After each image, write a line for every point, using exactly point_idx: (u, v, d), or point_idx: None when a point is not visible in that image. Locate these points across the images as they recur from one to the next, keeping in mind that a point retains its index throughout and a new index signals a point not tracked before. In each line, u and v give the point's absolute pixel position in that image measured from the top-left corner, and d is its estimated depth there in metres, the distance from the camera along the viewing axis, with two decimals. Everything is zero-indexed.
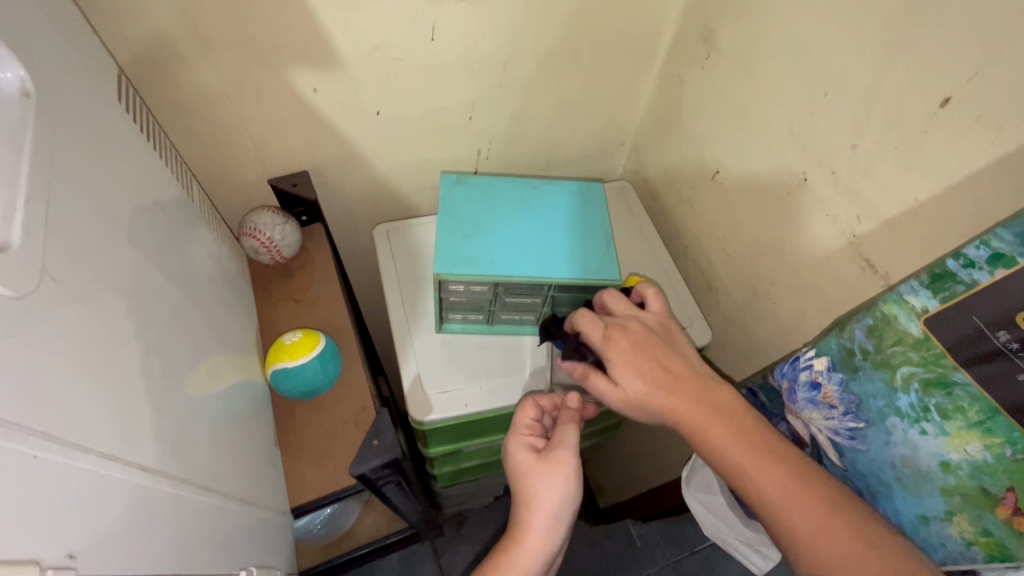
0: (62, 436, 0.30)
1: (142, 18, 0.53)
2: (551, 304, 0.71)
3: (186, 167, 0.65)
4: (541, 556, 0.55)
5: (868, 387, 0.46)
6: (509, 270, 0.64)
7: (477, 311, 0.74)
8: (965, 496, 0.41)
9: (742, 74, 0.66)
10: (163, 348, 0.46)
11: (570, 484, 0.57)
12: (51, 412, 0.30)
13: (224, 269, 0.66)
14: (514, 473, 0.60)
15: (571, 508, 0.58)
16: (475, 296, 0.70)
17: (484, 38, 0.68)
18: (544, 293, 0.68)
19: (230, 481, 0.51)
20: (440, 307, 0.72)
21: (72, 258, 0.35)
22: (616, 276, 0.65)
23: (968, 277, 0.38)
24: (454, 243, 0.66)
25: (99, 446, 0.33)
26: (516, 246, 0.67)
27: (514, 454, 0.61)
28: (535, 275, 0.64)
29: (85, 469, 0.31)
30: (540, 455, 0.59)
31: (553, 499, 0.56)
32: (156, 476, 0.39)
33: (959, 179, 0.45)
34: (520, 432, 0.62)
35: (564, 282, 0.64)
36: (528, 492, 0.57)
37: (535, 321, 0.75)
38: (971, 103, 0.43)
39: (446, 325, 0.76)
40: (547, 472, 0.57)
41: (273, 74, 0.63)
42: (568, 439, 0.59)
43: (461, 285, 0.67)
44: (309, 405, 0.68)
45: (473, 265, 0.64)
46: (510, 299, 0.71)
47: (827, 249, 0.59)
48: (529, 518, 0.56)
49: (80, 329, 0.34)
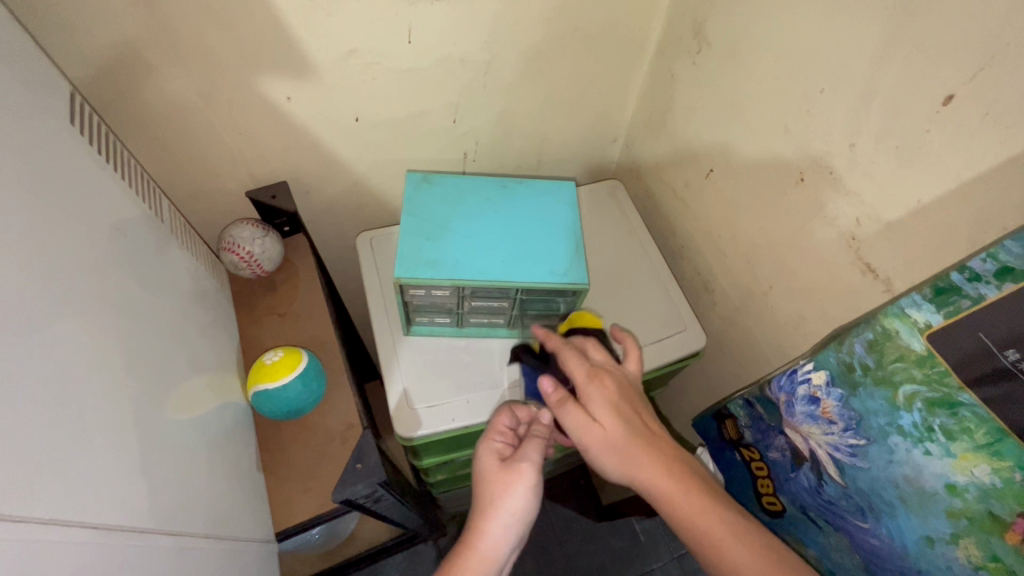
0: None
1: (99, 29, 0.50)
2: (519, 307, 0.69)
3: (155, 185, 0.63)
4: (490, 566, 0.54)
5: (869, 404, 0.44)
6: (474, 275, 0.62)
7: (445, 314, 0.73)
8: (972, 520, 0.39)
9: (735, 69, 0.63)
10: (135, 380, 0.45)
11: (528, 500, 0.56)
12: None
13: (202, 287, 0.65)
14: (477, 477, 0.59)
15: (526, 519, 0.57)
16: (439, 300, 0.68)
17: (464, 38, 0.65)
18: (510, 296, 0.67)
19: (208, 515, 0.49)
20: (405, 311, 0.70)
21: (23, 304, 0.33)
22: (585, 280, 0.63)
23: (973, 291, 0.35)
24: (417, 246, 0.64)
25: (45, 512, 0.31)
26: (482, 249, 0.64)
27: (481, 458, 0.59)
28: (502, 278, 0.62)
29: (26, 541, 0.29)
30: (503, 463, 0.57)
31: (510, 511, 0.55)
32: (118, 530, 0.37)
33: (965, 180, 0.43)
34: (492, 436, 0.60)
35: (532, 286, 0.62)
36: (487, 500, 0.56)
37: (505, 323, 0.74)
38: (975, 101, 0.41)
39: (414, 328, 0.74)
40: (507, 483, 0.56)
41: (246, 84, 0.61)
42: (534, 452, 0.57)
43: (422, 289, 0.65)
44: (295, 424, 0.66)
45: (435, 268, 0.62)
46: (476, 303, 0.69)
47: (826, 251, 0.57)
48: (484, 526, 0.55)
49: (32, 380, 0.32)
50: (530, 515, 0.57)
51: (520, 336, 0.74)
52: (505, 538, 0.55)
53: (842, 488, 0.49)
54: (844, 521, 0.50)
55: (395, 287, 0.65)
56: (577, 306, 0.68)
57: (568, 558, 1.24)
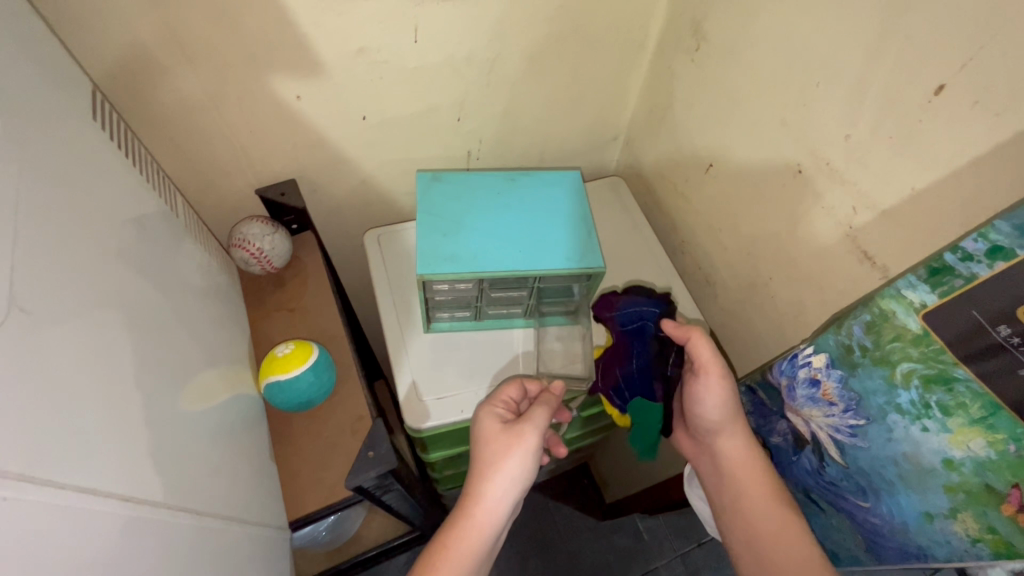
0: (29, 474, 0.29)
1: (116, 29, 0.52)
2: (536, 296, 0.71)
3: (169, 182, 0.65)
4: (484, 529, 0.55)
5: (868, 384, 0.46)
6: (494, 265, 0.63)
7: (464, 308, 0.74)
8: (969, 493, 0.40)
9: (732, 65, 0.65)
10: (151, 369, 0.46)
11: (527, 461, 0.57)
12: (27, 449, 0.30)
13: (214, 282, 0.66)
14: (476, 439, 0.60)
15: (522, 486, 0.58)
16: (460, 294, 0.70)
17: (468, 36, 0.66)
18: (528, 285, 0.68)
19: (222, 501, 0.50)
20: (426, 307, 0.72)
21: (42, 282, 0.35)
22: (600, 263, 0.64)
23: (966, 270, 0.37)
24: (435, 242, 0.65)
25: (64, 478, 0.32)
26: (497, 239, 0.66)
27: (481, 421, 0.60)
28: (522, 268, 0.63)
29: (47, 505, 0.30)
30: (504, 426, 0.59)
31: (508, 471, 0.56)
32: (137, 504, 0.38)
33: (958, 165, 0.44)
34: (494, 402, 0.62)
35: (552, 272, 0.64)
36: (487, 464, 0.57)
37: (522, 314, 0.75)
38: (964, 90, 0.42)
39: (434, 325, 0.75)
40: (510, 443, 0.57)
41: (257, 83, 0.62)
42: (539, 416, 0.59)
43: (444, 284, 0.67)
44: (305, 416, 0.68)
45: (457, 262, 0.63)
46: (495, 294, 0.70)
47: (824, 241, 0.58)
48: (483, 490, 0.56)
49: (52, 358, 0.34)
50: (527, 480, 0.58)
51: (536, 326, 0.76)
52: (502, 501, 0.56)
53: (843, 469, 0.51)
54: (846, 501, 0.52)
55: (418, 283, 0.66)
56: (594, 291, 0.69)
57: (571, 555, 1.25)
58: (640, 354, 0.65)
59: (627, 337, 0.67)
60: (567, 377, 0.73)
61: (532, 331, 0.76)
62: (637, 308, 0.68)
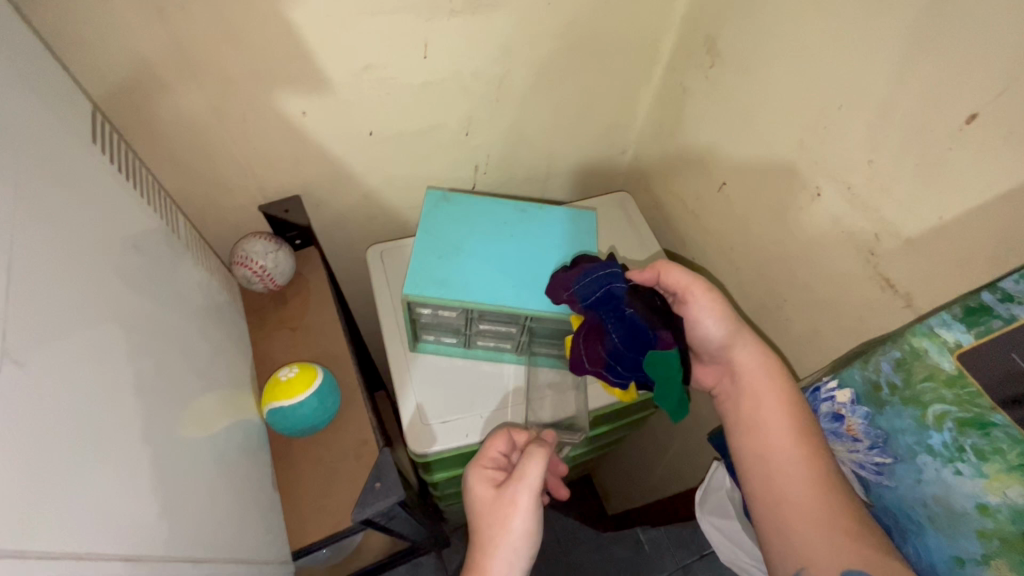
0: (30, 547, 0.28)
1: (117, 46, 0.50)
2: (528, 333, 0.69)
3: (170, 202, 0.63)
4: None
5: (896, 423, 0.45)
6: (480, 298, 0.62)
7: (452, 333, 0.72)
8: (1004, 540, 0.39)
9: (748, 84, 0.63)
10: (150, 403, 0.44)
11: (526, 525, 0.54)
12: (28, 517, 0.28)
13: (215, 302, 0.64)
14: (473, 508, 0.58)
15: (529, 550, 0.55)
16: (446, 320, 0.68)
17: (479, 51, 0.65)
18: (520, 323, 0.66)
19: (225, 541, 0.48)
20: (413, 326, 0.70)
21: (42, 326, 0.33)
22: None
23: (1006, 311, 0.38)
24: (430, 263, 0.64)
25: (59, 543, 0.30)
26: (489, 270, 0.64)
27: (474, 489, 0.58)
28: (509, 304, 0.62)
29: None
30: (496, 491, 0.56)
31: (509, 540, 0.53)
32: (134, 559, 0.36)
33: (989, 197, 0.43)
34: (483, 465, 0.60)
35: (538, 313, 0.62)
36: (486, 532, 0.54)
37: (512, 350, 0.73)
38: (999, 121, 0.41)
39: (419, 344, 0.74)
40: (505, 509, 0.54)
41: (262, 99, 0.60)
42: (528, 475, 0.56)
43: (430, 308, 0.65)
44: (308, 441, 0.66)
45: (444, 287, 0.62)
46: (483, 325, 0.68)
47: (842, 266, 0.57)
48: (486, 563, 0.53)
49: (54, 407, 0.32)
50: (533, 542, 0.55)
51: (526, 363, 0.74)
52: (510, 574, 0.53)
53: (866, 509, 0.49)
54: None
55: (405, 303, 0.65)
56: None
57: (572, 568, 1.24)
58: (619, 320, 0.57)
59: (599, 308, 0.58)
60: (555, 426, 0.71)
61: (523, 368, 0.74)
62: (606, 275, 0.58)
